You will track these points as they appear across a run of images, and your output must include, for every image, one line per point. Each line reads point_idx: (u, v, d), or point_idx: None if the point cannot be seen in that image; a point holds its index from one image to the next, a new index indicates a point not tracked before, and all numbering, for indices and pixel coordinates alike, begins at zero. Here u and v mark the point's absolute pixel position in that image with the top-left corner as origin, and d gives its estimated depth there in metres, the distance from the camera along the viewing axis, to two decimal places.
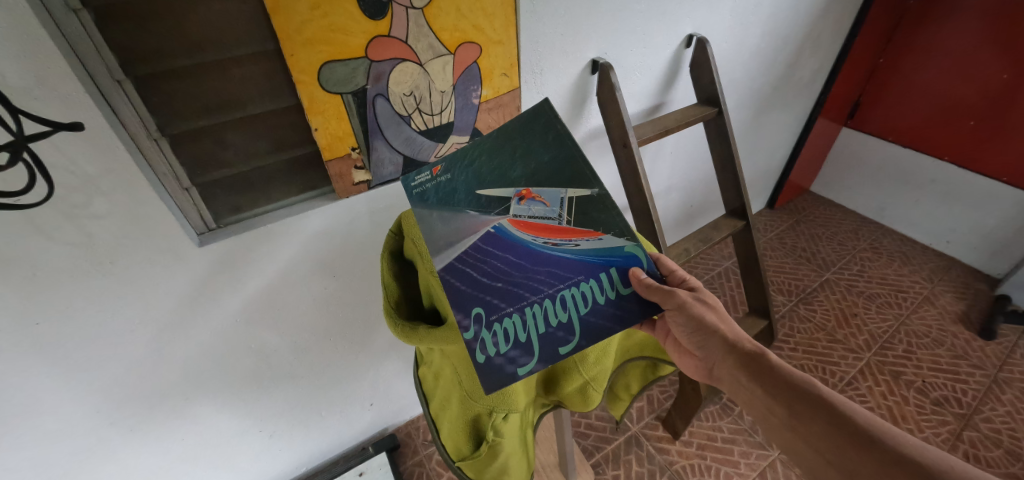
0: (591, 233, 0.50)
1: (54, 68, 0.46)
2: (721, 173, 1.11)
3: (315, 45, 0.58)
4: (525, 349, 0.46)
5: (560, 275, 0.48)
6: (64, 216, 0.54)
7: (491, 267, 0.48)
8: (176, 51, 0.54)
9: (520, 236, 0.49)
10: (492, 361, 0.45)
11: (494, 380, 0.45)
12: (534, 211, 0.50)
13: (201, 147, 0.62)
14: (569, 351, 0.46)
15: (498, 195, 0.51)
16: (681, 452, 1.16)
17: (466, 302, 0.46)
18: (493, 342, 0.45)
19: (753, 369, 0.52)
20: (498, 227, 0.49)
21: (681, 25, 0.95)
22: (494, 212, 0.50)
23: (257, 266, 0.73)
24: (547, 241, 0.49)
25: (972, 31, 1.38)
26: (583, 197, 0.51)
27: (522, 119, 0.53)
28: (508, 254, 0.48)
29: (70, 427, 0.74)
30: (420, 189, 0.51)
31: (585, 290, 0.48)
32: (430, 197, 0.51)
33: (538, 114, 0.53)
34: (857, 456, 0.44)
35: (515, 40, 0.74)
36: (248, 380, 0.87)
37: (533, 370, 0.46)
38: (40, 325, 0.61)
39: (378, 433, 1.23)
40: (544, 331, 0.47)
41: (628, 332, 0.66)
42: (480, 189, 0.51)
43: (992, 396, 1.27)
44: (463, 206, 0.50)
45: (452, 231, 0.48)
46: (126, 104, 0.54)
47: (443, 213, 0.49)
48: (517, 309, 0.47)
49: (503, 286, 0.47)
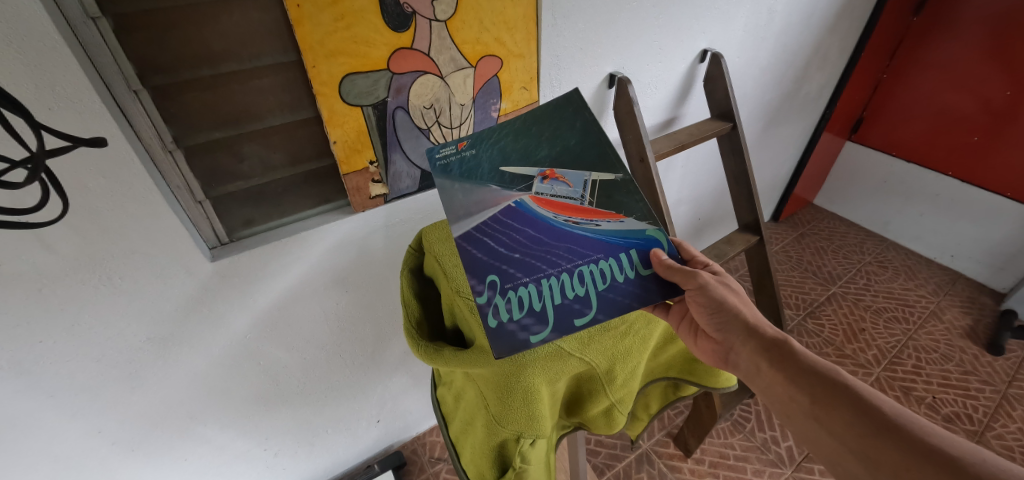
0: (612, 214, 0.49)
1: (71, 78, 0.44)
2: (734, 187, 1.10)
3: (338, 57, 0.57)
4: (539, 317, 0.45)
5: (578, 251, 0.47)
6: (74, 231, 0.52)
7: (509, 237, 0.47)
8: (195, 61, 0.53)
9: (541, 212, 0.48)
10: (503, 327, 0.44)
11: (504, 345, 0.44)
12: (557, 191, 0.49)
13: (216, 159, 0.60)
14: (585, 322, 0.45)
15: (522, 173, 0.49)
16: (693, 470, 1.14)
17: (482, 268, 0.45)
18: (508, 307, 0.45)
19: (775, 356, 0.50)
20: (519, 203, 0.48)
21: (696, 41, 0.95)
22: (517, 189, 0.49)
23: (268, 281, 0.71)
24: (569, 218, 0.48)
25: (972, 49, 1.40)
26: (607, 181, 0.50)
27: (552, 104, 0.52)
28: (527, 228, 0.47)
29: (71, 448, 0.71)
30: (443, 161, 0.48)
31: (603, 267, 0.47)
32: (452, 170, 0.48)
33: (568, 101, 0.52)
34: (882, 446, 0.42)
35: (536, 53, 0.73)
36: (254, 398, 0.85)
37: (545, 339, 0.44)
38: (44, 342, 0.58)
39: (383, 450, 1.20)
40: (559, 301, 0.46)
41: (656, 351, 0.62)
42: (505, 166, 0.49)
43: (1003, 412, 1.26)
44: (487, 181, 0.48)
45: (473, 201, 0.47)
46: (142, 114, 0.51)
47: (466, 185, 0.48)
48: (533, 279, 0.46)
49: (520, 256, 0.46)
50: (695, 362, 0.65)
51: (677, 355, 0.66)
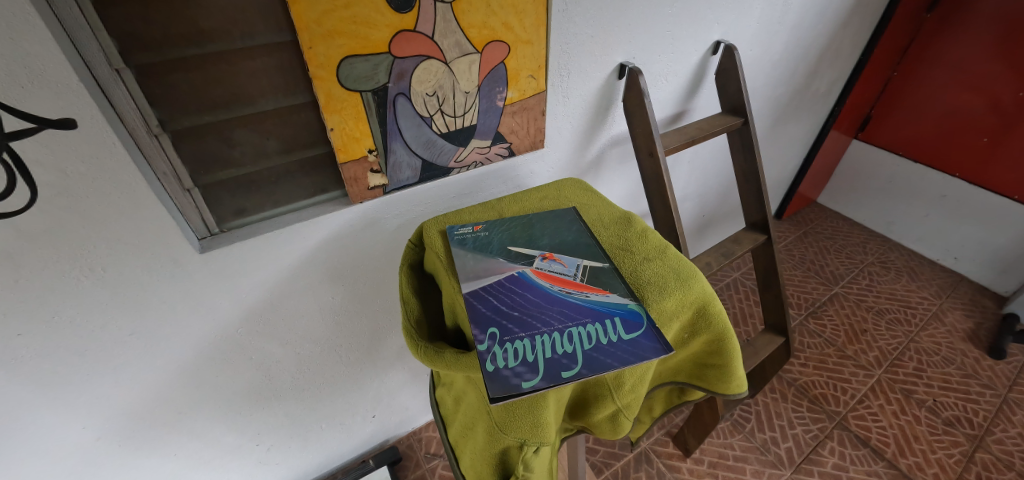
0: (598, 289, 0.50)
1: (45, 54, 0.41)
2: (742, 184, 1.08)
3: (336, 38, 0.53)
4: (532, 366, 0.42)
5: (568, 315, 0.47)
6: (51, 219, 0.49)
7: (511, 299, 0.49)
8: (183, 40, 0.49)
9: (540, 282, 0.51)
10: (499, 372, 0.41)
11: (497, 391, 0.40)
12: (553, 269, 0.53)
13: (205, 145, 0.57)
14: (572, 376, 0.41)
15: (526, 252, 0.55)
16: (692, 470, 1.13)
17: (484, 321, 0.46)
18: (504, 356, 0.43)
19: None
20: (521, 273, 0.53)
21: (710, 32, 0.91)
22: (519, 263, 0.54)
23: (260, 273, 0.68)
24: (562, 289, 0.50)
25: (984, 47, 1.36)
26: (596, 266, 0.53)
27: (553, 212, 0.63)
28: (527, 292, 0.50)
29: (57, 443, 0.69)
30: (461, 237, 0.57)
31: (590, 330, 0.45)
32: (468, 244, 0.56)
33: (564, 212, 0.63)
34: None
35: (545, 40, 0.69)
36: (247, 393, 0.82)
37: (537, 387, 0.40)
38: (22, 335, 0.55)
39: (378, 445, 1.18)
40: (549, 356, 0.43)
41: (665, 358, 0.59)
42: (512, 246, 0.57)
43: (1003, 417, 1.25)
44: (496, 254, 0.55)
45: (481, 267, 0.52)
46: (125, 95, 0.48)
47: (476, 255, 0.54)
48: (529, 335, 0.45)
49: (519, 315, 0.47)
50: (705, 368, 0.61)
51: (686, 359, 0.62)
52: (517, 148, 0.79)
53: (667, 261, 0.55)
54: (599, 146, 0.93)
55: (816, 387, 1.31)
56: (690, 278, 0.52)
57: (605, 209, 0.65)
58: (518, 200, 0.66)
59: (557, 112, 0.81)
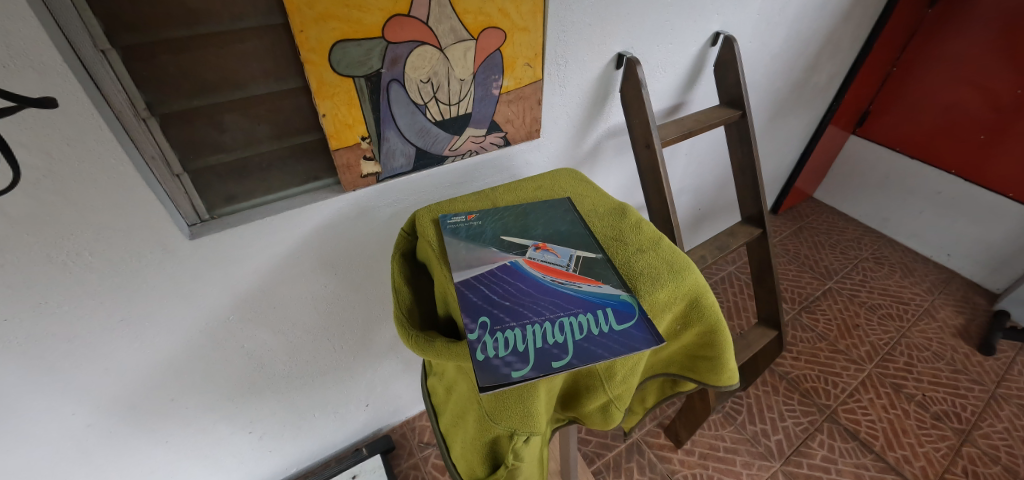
0: (590, 280, 0.50)
1: (28, 33, 0.40)
2: (739, 178, 1.07)
3: (328, 22, 0.52)
4: (522, 355, 0.42)
5: (559, 305, 0.47)
6: (36, 202, 0.48)
7: (503, 288, 0.49)
8: (170, 21, 0.48)
9: (532, 272, 0.51)
10: (489, 362, 0.41)
11: (487, 381, 0.40)
12: (546, 259, 0.53)
13: (194, 129, 0.56)
14: (562, 366, 0.41)
15: (519, 241, 0.55)
16: (683, 461, 1.14)
17: (474, 309, 0.46)
18: (494, 345, 0.43)
19: None
20: (513, 263, 0.52)
21: (709, 23, 0.90)
22: (513, 253, 0.54)
23: (251, 260, 0.67)
24: (555, 279, 0.50)
25: (984, 43, 1.35)
26: (590, 257, 0.53)
27: (547, 203, 0.62)
28: (519, 282, 0.50)
29: (46, 428, 0.68)
30: (454, 226, 0.57)
31: (581, 321, 0.45)
32: (460, 233, 0.56)
33: (558, 203, 0.62)
34: None
35: (541, 27, 0.68)
36: (240, 380, 0.82)
37: (527, 377, 0.40)
38: (9, 320, 0.54)
39: (372, 433, 1.19)
40: (540, 346, 0.43)
41: (657, 349, 0.59)
42: (505, 235, 0.56)
43: (990, 411, 1.27)
44: (488, 243, 0.55)
45: (474, 256, 0.52)
46: (110, 77, 0.47)
47: (469, 244, 0.54)
48: (520, 324, 0.45)
49: (510, 304, 0.47)
50: (698, 361, 0.61)
51: (678, 351, 0.62)
52: (512, 137, 0.78)
53: (661, 253, 0.54)
54: (595, 137, 0.92)
55: (807, 381, 1.32)
56: (683, 270, 0.52)
57: (599, 200, 0.64)
58: (512, 190, 0.66)
59: (554, 101, 0.80)
